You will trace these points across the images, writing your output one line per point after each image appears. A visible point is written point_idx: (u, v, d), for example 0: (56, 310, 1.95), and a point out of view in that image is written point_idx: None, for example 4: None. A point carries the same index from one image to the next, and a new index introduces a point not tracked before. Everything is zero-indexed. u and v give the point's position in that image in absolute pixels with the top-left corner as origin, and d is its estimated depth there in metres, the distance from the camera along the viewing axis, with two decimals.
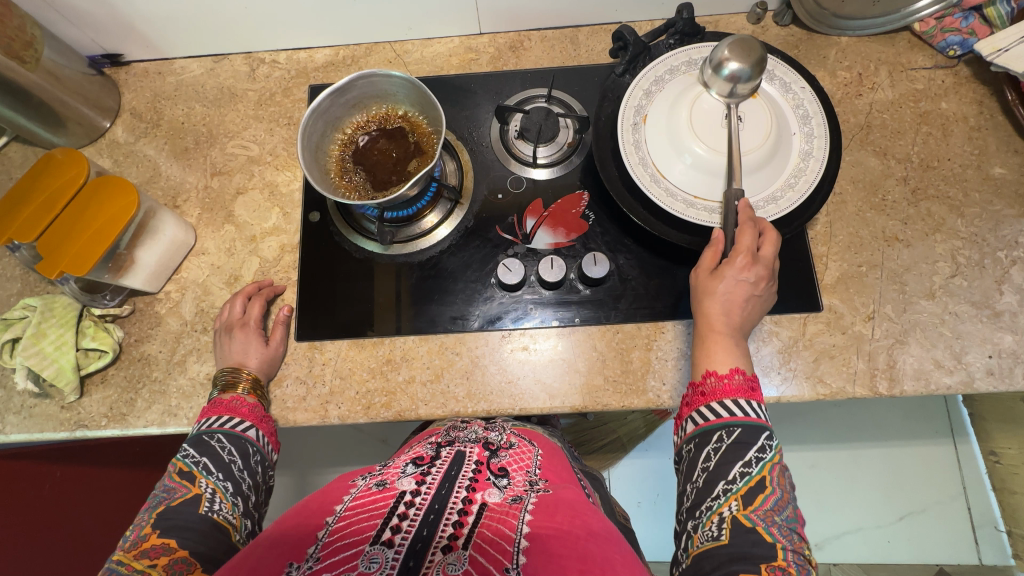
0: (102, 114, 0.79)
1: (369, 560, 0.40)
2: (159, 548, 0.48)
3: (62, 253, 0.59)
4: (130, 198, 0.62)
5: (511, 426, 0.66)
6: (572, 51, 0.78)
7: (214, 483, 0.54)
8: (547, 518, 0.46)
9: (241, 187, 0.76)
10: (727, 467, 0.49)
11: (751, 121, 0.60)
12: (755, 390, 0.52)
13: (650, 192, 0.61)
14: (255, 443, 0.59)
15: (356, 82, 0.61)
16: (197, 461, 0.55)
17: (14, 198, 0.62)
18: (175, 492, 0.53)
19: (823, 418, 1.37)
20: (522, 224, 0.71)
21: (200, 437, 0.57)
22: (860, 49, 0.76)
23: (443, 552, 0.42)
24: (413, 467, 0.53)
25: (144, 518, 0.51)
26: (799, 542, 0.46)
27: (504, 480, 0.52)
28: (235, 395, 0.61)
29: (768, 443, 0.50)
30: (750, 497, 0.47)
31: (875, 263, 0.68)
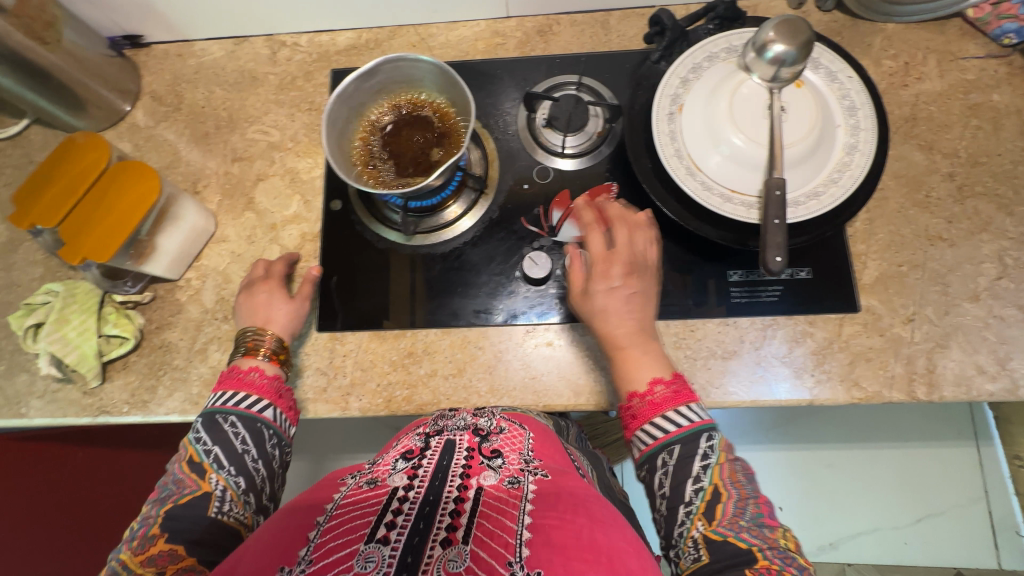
0: (122, 96, 0.77)
1: (364, 560, 0.39)
2: (166, 555, 0.48)
3: (84, 239, 0.58)
4: (152, 183, 0.61)
5: (501, 411, 0.62)
6: (602, 36, 0.76)
7: (224, 479, 0.52)
8: (551, 506, 0.44)
9: (261, 173, 0.74)
10: (681, 489, 0.48)
11: (795, 112, 0.57)
12: (678, 394, 0.52)
13: (686, 185, 0.58)
14: (271, 424, 0.56)
15: (382, 66, 0.59)
16: (208, 452, 0.53)
17: (35, 182, 0.61)
18: (185, 488, 0.52)
19: (841, 417, 1.35)
20: (548, 215, 0.69)
21: (214, 417, 0.55)
22: (907, 36, 0.73)
23: (442, 547, 0.41)
24: (404, 461, 0.50)
25: (154, 513, 0.50)
26: (772, 532, 0.46)
27: (498, 461, 0.51)
28: (254, 365, 0.58)
29: (710, 447, 0.49)
30: (712, 512, 0.47)
31: (917, 262, 0.65)
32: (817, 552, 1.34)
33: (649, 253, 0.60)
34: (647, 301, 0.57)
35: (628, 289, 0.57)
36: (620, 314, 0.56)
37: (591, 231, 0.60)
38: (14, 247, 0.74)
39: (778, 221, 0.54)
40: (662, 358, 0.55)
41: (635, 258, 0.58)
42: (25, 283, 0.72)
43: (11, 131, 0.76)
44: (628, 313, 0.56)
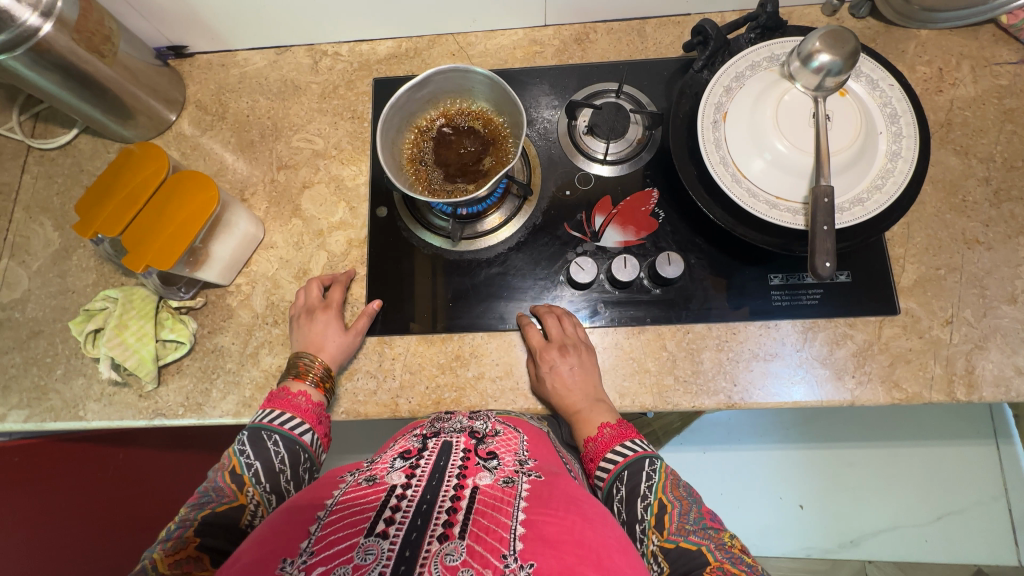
0: (168, 106, 0.79)
1: (365, 552, 0.41)
2: (193, 561, 0.48)
3: (146, 247, 0.60)
4: (210, 192, 0.63)
5: (496, 414, 0.64)
6: (639, 44, 0.77)
7: (260, 494, 0.55)
8: (542, 505, 0.46)
9: (307, 180, 0.76)
10: (632, 508, 0.54)
11: (839, 120, 0.59)
12: (624, 432, 0.60)
13: (732, 192, 0.60)
14: (307, 449, 0.60)
15: (434, 77, 0.60)
16: (250, 466, 0.56)
17: (96, 192, 0.63)
18: (223, 496, 0.54)
19: (861, 416, 1.36)
20: (590, 221, 0.70)
21: (260, 433, 0.58)
22: (941, 42, 0.74)
23: (440, 541, 0.42)
24: (402, 461, 0.53)
25: (193, 515, 0.51)
26: (719, 535, 0.50)
27: (493, 462, 0.53)
28: (302, 389, 0.62)
29: (652, 468, 0.56)
30: (661, 523, 0.52)
31: (954, 266, 0.67)
32: (838, 549, 1.35)
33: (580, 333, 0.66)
34: (588, 373, 0.64)
35: (567, 365, 0.63)
36: (567, 389, 0.63)
37: (528, 327, 0.67)
38: (67, 254, 0.76)
39: (827, 227, 0.55)
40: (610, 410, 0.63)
41: (570, 342, 0.64)
42: (79, 289, 0.74)
43: (62, 140, 0.78)
44: (574, 385, 0.63)
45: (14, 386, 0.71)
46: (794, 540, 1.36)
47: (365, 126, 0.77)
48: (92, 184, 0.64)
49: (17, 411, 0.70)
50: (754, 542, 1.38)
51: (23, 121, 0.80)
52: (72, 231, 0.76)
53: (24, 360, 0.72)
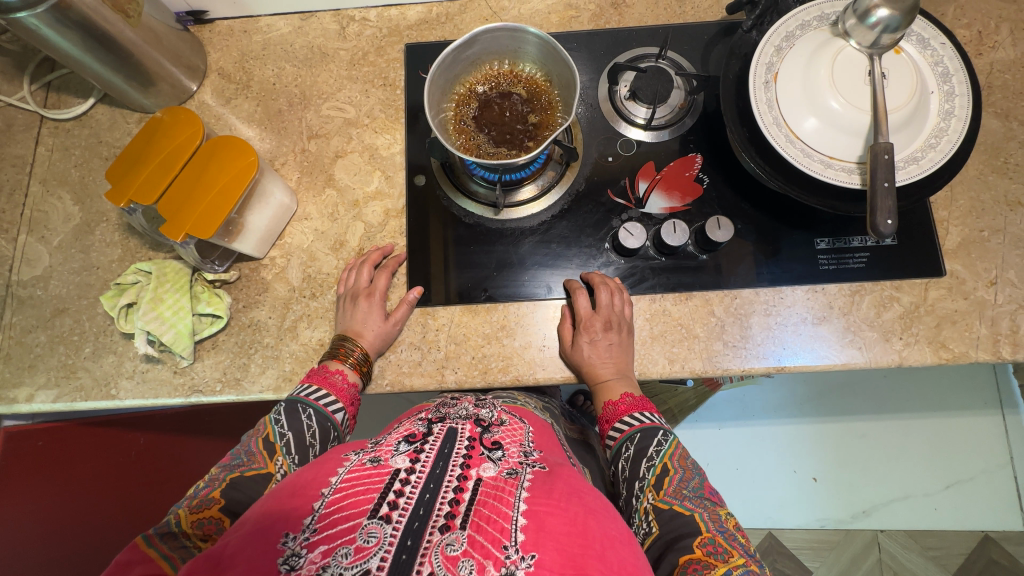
0: (190, 74, 0.76)
1: (367, 534, 0.41)
2: (214, 525, 0.50)
3: (186, 214, 0.58)
4: (249, 157, 0.61)
5: (501, 405, 0.64)
6: (677, 8, 0.75)
7: (287, 465, 0.57)
8: (545, 494, 0.45)
9: (339, 150, 0.74)
10: (637, 466, 0.59)
11: (895, 77, 0.58)
12: (645, 405, 0.64)
13: (787, 152, 0.59)
14: (336, 426, 0.61)
15: (481, 36, 0.58)
16: (283, 435, 0.58)
17: (128, 159, 0.60)
18: (253, 462, 0.56)
19: (872, 390, 1.39)
20: (635, 187, 0.69)
21: (295, 405, 0.60)
22: (980, 5, 0.73)
23: (441, 531, 0.42)
24: (406, 445, 0.51)
25: (222, 475, 0.54)
26: (711, 506, 0.56)
27: (498, 453, 0.52)
28: (339, 369, 0.63)
29: (664, 438, 0.61)
30: (660, 484, 0.57)
31: (997, 228, 0.67)
32: (852, 520, 1.37)
33: (627, 310, 0.65)
34: (624, 351, 0.64)
35: (607, 341, 0.63)
36: (600, 361, 0.63)
37: (576, 292, 0.66)
38: (89, 229, 0.73)
39: (887, 184, 0.55)
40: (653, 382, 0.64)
41: (614, 320, 0.64)
42: (104, 265, 0.71)
43: (79, 110, 0.75)
44: (607, 360, 0.63)
45: (41, 366, 0.68)
46: (809, 512, 1.37)
47: (398, 93, 0.75)
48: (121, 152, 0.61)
49: (45, 391, 0.67)
50: (770, 515, 1.38)
51: (34, 91, 0.76)
52: (94, 205, 0.73)
53: (50, 339, 0.69)
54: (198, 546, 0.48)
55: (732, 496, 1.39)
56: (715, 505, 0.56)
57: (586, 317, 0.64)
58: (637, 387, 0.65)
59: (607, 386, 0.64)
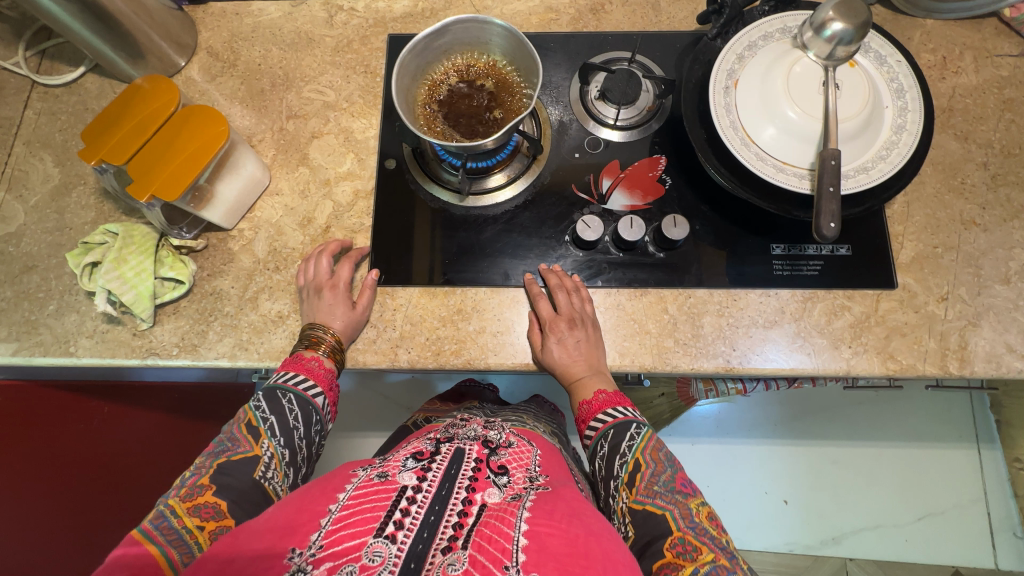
0: (180, 51, 0.79)
1: (372, 553, 0.44)
2: (211, 510, 0.52)
3: (154, 175, 0.59)
4: (221, 127, 0.62)
5: (511, 428, 0.71)
6: (653, 17, 0.78)
7: (274, 448, 0.58)
8: (546, 515, 0.48)
9: (316, 131, 0.76)
10: (612, 464, 0.60)
11: (848, 90, 0.60)
12: (619, 398, 0.64)
13: (741, 154, 0.61)
14: (319, 411, 0.63)
15: (452, 26, 0.61)
16: (266, 419, 0.59)
17: (103, 122, 0.62)
18: (238, 445, 0.58)
19: (847, 415, 1.38)
20: (598, 184, 0.71)
21: (274, 392, 0.61)
22: (945, 32, 0.76)
23: (443, 553, 0.45)
24: (413, 462, 0.55)
25: (208, 463, 0.56)
26: (682, 502, 0.57)
27: (503, 478, 0.55)
28: (315, 355, 0.63)
29: (636, 432, 0.62)
30: (633, 481, 0.58)
31: (951, 245, 0.68)
32: (820, 546, 1.34)
33: (587, 308, 0.65)
34: (594, 348, 0.65)
35: (575, 340, 0.64)
36: (572, 361, 0.64)
37: (537, 298, 0.66)
38: (66, 191, 0.75)
39: (833, 189, 0.56)
40: (600, 371, 0.65)
41: (578, 317, 0.64)
42: (77, 226, 0.73)
43: (69, 77, 0.78)
44: (578, 358, 0.64)
45: (3, 320, 0.70)
46: (776, 535, 1.36)
47: (377, 81, 0.78)
48: (95, 118, 0.63)
49: (5, 343, 0.69)
50: (738, 536, 1.36)
51: (28, 57, 0.79)
52: (74, 167, 0.75)
53: (16, 294, 0.71)
54: (196, 533, 0.51)
55: None
56: (687, 499, 0.57)
57: (549, 319, 0.64)
58: (586, 381, 0.64)
59: (580, 385, 0.64)
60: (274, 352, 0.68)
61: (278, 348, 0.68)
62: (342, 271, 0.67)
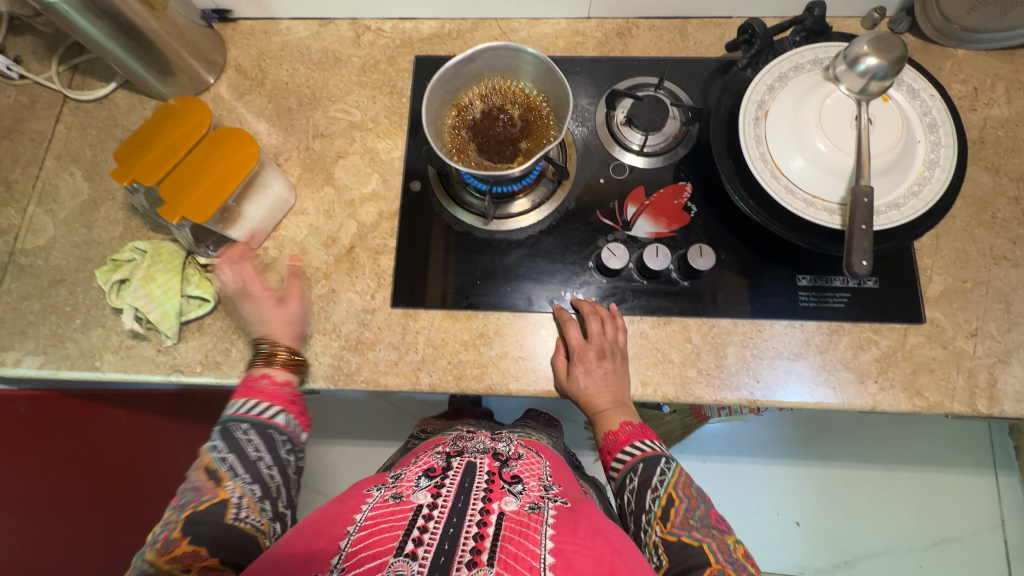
0: (209, 68, 0.79)
1: (395, 571, 0.44)
2: (190, 554, 0.51)
3: (183, 197, 0.60)
4: (252, 150, 0.63)
5: (518, 440, 0.72)
6: (680, 42, 0.79)
7: (240, 487, 0.57)
8: (570, 533, 0.49)
9: (341, 151, 0.76)
10: (642, 499, 0.59)
11: (881, 125, 0.60)
12: (646, 432, 0.64)
13: (770, 188, 0.60)
14: (283, 431, 0.62)
15: (483, 53, 0.61)
16: (224, 460, 0.58)
17: (137, 142, 0.63)
18: (201, 493, 0.56)
19: (862, 439, 1.36)
20: (623, 210, 0.71)
21: (229, 428, 0.60)
22: (977, 62, 0.75)
23: (468, 568, 0.44)
24: (426, 480, 0.55)
25: (175, 518, 0.54)
26: (717, 537, 0.56)
27: (518, 487, 0.55)
28: (264, 373, 0.63)
29: (667, 466, 0.61)
30: (666, 515, 0.58)
31: (981, 280, 0.67)
32: (832, 569, 1.33)
33: (620, 338, 0.65)
34: (619, 380, 0.64)
35: (602, 369, 0.64)
36: (597, 390, 0.64)
37: (567, 324, 0.66)
38: (94, 205, 0.75)
39: (865, 226, 0.55)
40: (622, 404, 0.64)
41: (608, 348, 0.64)
42: (105, 241, 0.74)
43: (99, 93, 0.79)
44: (604, 389, 0.64)
45: (31, 332, 0.70)
46: (788, 557, 1.34)
47: (403, 101, 0.78)
48: (125, 140, 0.63)
49: (33, 356, 0.69)
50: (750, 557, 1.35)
51: (61, 72, 0.80)
52: (103, 183, 0.76)
53: (43, 307, 0.71)
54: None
55: None
56: (722, 535, 0.57)
57: (578, 348, 0.63)
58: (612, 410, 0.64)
59: (605, 416, 0.64)
60: None
61: None
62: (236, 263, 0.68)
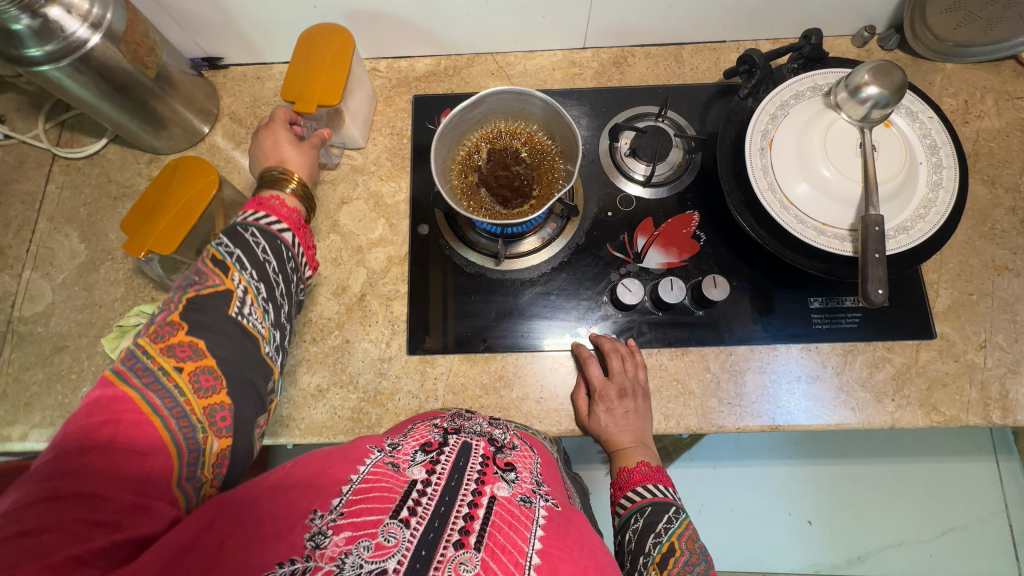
0: (203, 118, 0.78)
1: (388, 532, 0.38)
2: (186, 348, 0.42)
3: (312, 88, 0.64)
4: (340, 30, 0.67)
5: (513, 428, 0.58)
6: (677, 69, 0.79)
7: (246, 281, 0.48)
8: (560, 538, 0.41)
9: (345, 196, 0.75)
10: (643, 540, 0.54)
11: (885, 151, 0.61)
12: (663, 477, 0.60)
13: (781, 218, 0.61)
14: (290, 246, 0.54)
15: (488, 98, 0.61)
16: (231, 252, 0.49)
17: (148, 212, 0.62)
18: (206, 279, 0.47)
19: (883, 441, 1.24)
20: (633, 242, 0.71)
21: (234, 228, 0.51)
22: (966, 76, 0.77)
23: (455, 548, 0.38)
24: (422, 454, 0.46)
25: (175, 300, 0.45)
26: None
27: (512, 475, 0.47)
28: (276, 195, 0.57)
29: (676, 516, 0.56)
30: (663, 563, 0.52)
31: (986, 291, 0.69)
32: (846, 566, 1.23)
33: (641, 374, 0.65)
34: (642, 418, 0.64)
35: (623, 409, 0.63)
36: (619, 429, 0.63)
37: (587, 360, 0.66)
38: (93, 267, 0.74)
39: (878, 255, 0.56)
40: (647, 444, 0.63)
41: (629, 386, 0.64)
42: (107, 303, 0.72)
43: (91, 149, 0.77)
44: (625, 428, 0.63)
45: (36, 404, 0.68)
46: (802, 556, 1.24)
47: (404, 142, 0.77)
48: (134, 212, 0.62)
49: (39, 430, 0.67)
50: (764, 559, 1.26)
51: (48, 129, 0.78)
52: (101, 243, 0.74)
53: (47, 377, 0.69)
54: (189, 399, 0.41)
55: (720, 540, 1.28)
56: None
57: (600, 387, 0.63)
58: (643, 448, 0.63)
59: (624, 453, 0.63)
60: (315, 427, 0.66)
61: (319, 423, 0.66)
62: (324, 134, 0.66)
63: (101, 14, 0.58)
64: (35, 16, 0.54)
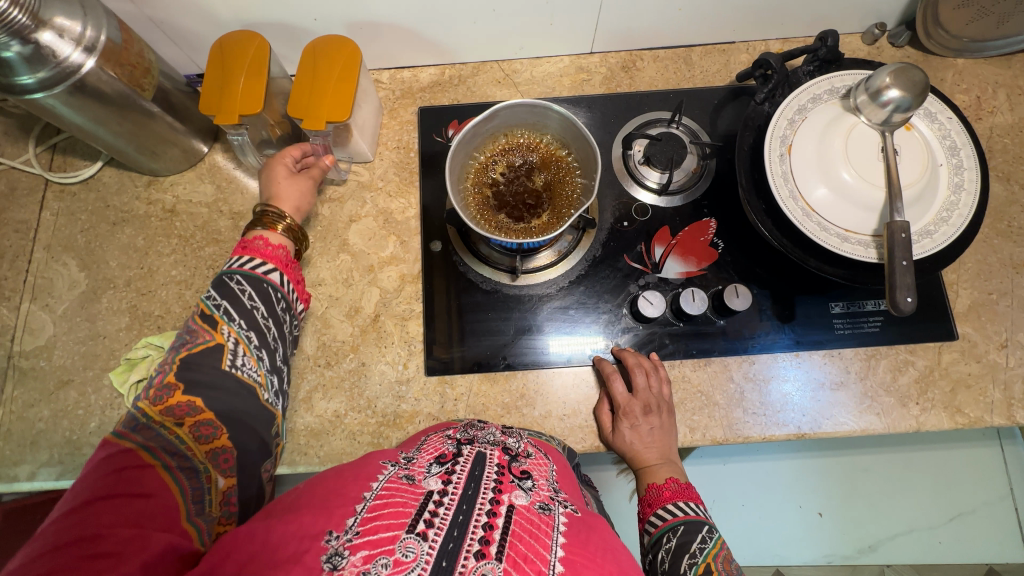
0: (203, 137, 0.75)
1: (405, 548, 0.35)
2: (184, 406, 0.44)
3: (320, 106, 0.62)
4: (341, 41, 0.64)
5: (527, 436, 0.56)
6: (687, 71, 0.78)
7: (236, 332, 0.49)
8: (583, 545, 0.39)
9: (353, 214, 0.73)
10: (677, 563, 0.52)
11: (907, 155, 0.60)
12: (691, 493, 0.59)
13: (804, 227, 0.59)
14: (278, 288, 0.54)
15: (502, 111, 0.60)
16: (219, 306, 0.50)
17: (214, 82, 0.63)
18: (197, 337, 0.49)
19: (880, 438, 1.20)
20: (650, 253, 0.70)
21: (221, 279, 0.52)
22: (977, 71, 0.76)
23: (476, 559, 0.36)
24: (437, 465, 0.45)
25: (170, 359, 0.48)
26: None
27: (529, 483, 0.45)
28: (259, 236, 0.56)
29: (709, 534, 0.54)
30: None
31: (1005, 290, 0.68)
32: (857, 556, 1.22)
33: (664, 390, 0.64)
34: (666, 434, 0.63)
35: (648, 425, 0.62)
36: (644, 446, 0.62)
37: (611, 377, 0.64)
38: (95, 296, 0.71)
39: (905, 262, 0.56)
40: (674, 461, 0.62)
41: (653, 403, 0.63)
42: (111, 333, 0.70)
43: (85, 174, 0.74)
44: (650, 444, 0.62)
45: (43, 442, 0.66)
46: (814, 548, 1.22)
47: (411, 155, 0.75)
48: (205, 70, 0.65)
49: (48, 468, 0.65)
50: (777, 552, 1.23)
51: (40, 153, 0.75)
52: (102, 271, 0.72)
53: (53, 413, 0.67)
54: (191, 448, 0.44)
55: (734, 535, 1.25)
56: None
57: (624, 403, 0.62)
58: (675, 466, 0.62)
59: (650, 471, 0.61)
60: (334, 454, 0.65)
61: (338, 450, 0.65)
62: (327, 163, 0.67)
63: (95, 36, 0.55)
64: (26, 42, 0.51)
